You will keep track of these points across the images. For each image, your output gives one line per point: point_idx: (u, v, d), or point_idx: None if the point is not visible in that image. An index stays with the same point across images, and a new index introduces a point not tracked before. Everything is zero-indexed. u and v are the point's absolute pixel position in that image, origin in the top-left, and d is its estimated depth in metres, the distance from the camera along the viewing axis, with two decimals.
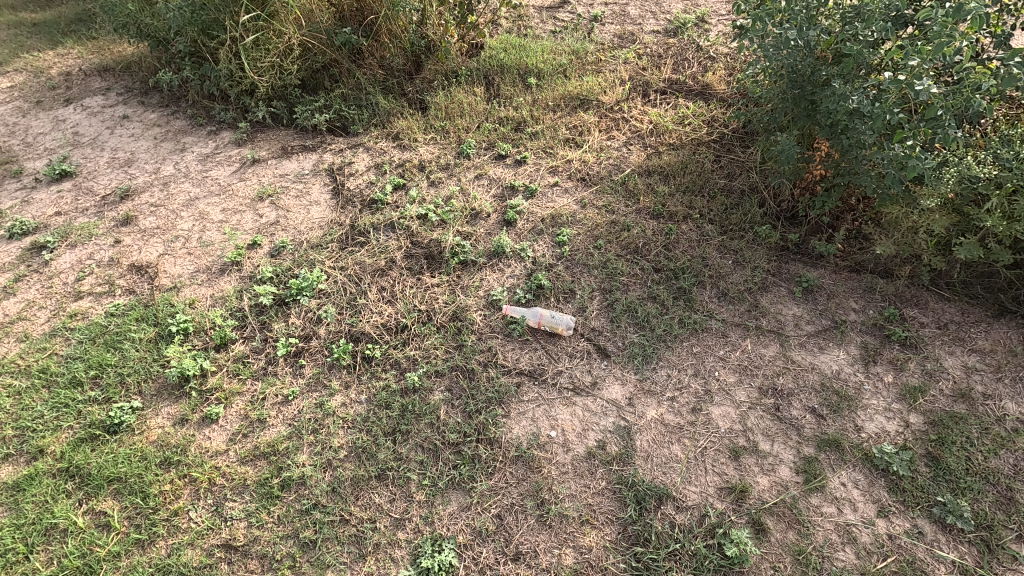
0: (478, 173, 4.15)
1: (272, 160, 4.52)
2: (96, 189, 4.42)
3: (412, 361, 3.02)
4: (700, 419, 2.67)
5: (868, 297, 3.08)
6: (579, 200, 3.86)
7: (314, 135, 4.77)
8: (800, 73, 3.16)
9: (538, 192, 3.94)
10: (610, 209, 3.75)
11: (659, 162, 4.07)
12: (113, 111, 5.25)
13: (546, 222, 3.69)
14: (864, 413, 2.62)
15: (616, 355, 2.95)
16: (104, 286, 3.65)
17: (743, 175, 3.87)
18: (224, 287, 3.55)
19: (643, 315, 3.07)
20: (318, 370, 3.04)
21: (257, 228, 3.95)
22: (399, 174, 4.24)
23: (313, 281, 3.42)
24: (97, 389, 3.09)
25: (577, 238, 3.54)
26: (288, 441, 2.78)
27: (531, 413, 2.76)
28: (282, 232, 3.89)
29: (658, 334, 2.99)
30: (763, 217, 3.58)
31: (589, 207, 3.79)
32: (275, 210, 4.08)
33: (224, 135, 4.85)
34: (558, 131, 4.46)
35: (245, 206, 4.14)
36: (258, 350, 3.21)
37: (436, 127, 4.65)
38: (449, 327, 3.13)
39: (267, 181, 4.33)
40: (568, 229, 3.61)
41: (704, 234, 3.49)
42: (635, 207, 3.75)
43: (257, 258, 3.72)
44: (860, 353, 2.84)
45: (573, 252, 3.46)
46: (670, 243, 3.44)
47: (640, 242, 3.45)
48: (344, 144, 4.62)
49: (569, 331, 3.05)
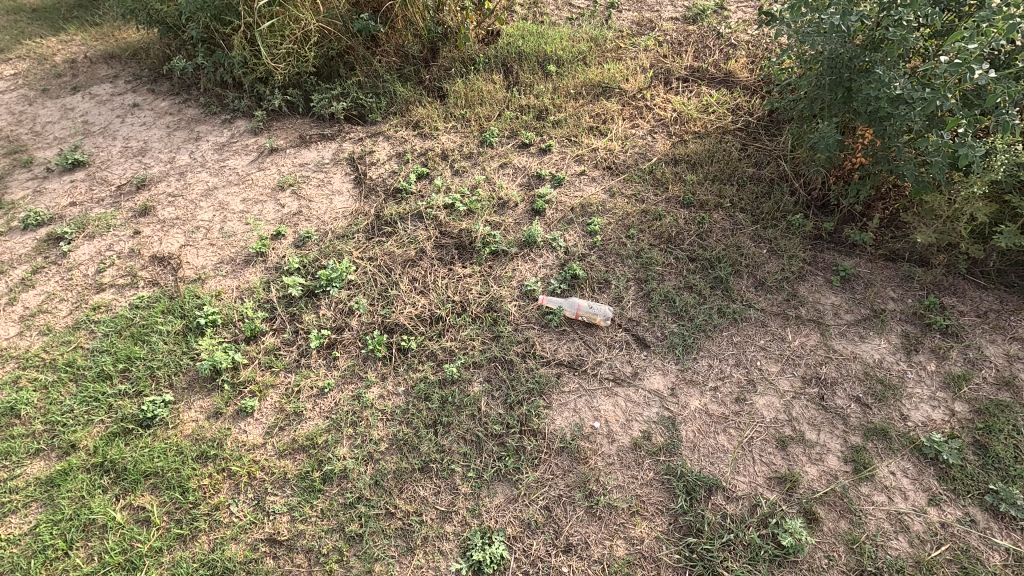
0: (503, 162, 4.10)
1: (290, 149, 4.44)
2: (110, 179, 4.33)
3: (449, 352, 2.98)
4: (745, 409, 2.66)
5: (906, 286, 3.07)
6: (607, 189, 3.82)
7: (332, 124, 4.69)
8: (838, 60, 3.13)
9: (566, 181, 3.89)
10: (640, 198, 3.72)
11: (685, 151, 4.04)
12: (122, 99, 5.14)
13: (575, 211, 3.65)
14: (908, 402, 2.61)
15: (655, 345, 2.92)
16: (127, 278, 3.58)
17: (771, 164, 3.85)
18: (250, 279, 3.50)
19: (681, 305, 3.05)
20: (353, 363, 3.00)
21: (280, 218, 3.89)
22: (421, 163, 4.19)
23: (343, 272, 3.37)
24: (127, 382, 3.03)
25: (608, 228, 3.51)
26: (327, 434, 2.75)
27: (574, 404, 2.74)
28: (306, 222, 3.84)
29: (697, 324, 2.97)
30: (794, 206, 3.56)
31: (618, 196, 3.75)
32: (296, 200, 4.02)
33: (240, 124, 4.76)
34: (581, 119, 4.41)
35: (266, 196, 4.06)
36: (289, 342, 3.16)
37: (457, 115, 4.59)
38: (485, 318, 3.09)
39: (286, 170, 4.26)
40: (599, 218, 3.57)
41: (736, 224, 3.47)
42: (665, 197, 3.72)
43: (282, 248, 3.67)
44: (901, 342, 2.83)
45: (605, 242, 3.43)
46: (703, 231, 3.42)
47: (673, 232, 3.42)
48: (363, 133, 4.54)
49: (607, 322, 3.03)
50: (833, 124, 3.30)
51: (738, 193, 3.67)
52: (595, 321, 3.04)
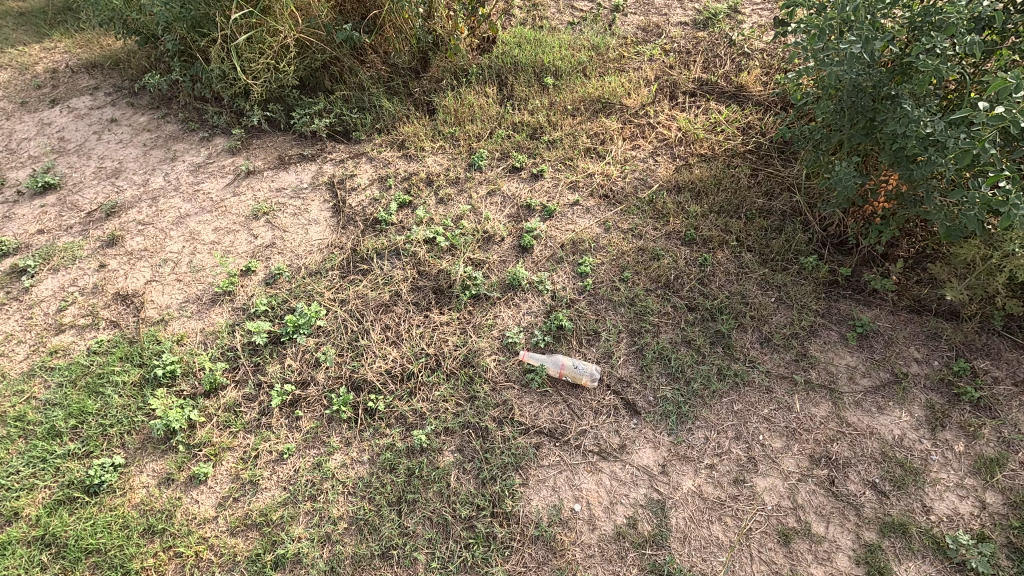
0: (490, 189, 3.79)
1: (268, 172, 4.19)
2: (80, 204, 4.13)
3: (419, 415, 2.72)
4: (743, 493, 2.36)
5: (932, 345, 2.73)
6: (602, 222, 3.51)
7: (314, 143, 4.42)
8: (861, 88, 2.77)
9: (557, 213, 3.59)
10: (637, 233, 3.40)
11: (689, 177, 3.70)
12: (100, 113, 4.92)
13: (566, 247, 3.35)
14: (932, 490, 2.30)
15: (646, 413, 2.64)
16: (88, 318, 3.38)
17: (783, 195, 3.50)
18: (215, 321, 3.28)
19: (676, 364, 2.75)
20: (316, 424, 2.77)
21: (251, 251, 3.65)
22: (404, 189, 3.90)
23: (311, 317, 3.12)
24: (77, 441, 2.83)
25: (600, 269, 3.21)
26: (283, 509, 2.52)
27: (552, 481, 2.47)
28: (278, 256, 3.60)
29: (694, 388, 2.67)
30: (808, 245, 3.21)
31: (614, 231, 3.44)
32: (270, 230, 3.77)
33: (218, 142, 4.51)
34: (578, 139, 4.08)
35: (239, 225, 3.83)
36: (251, 398, 2.93)
37: (445, 133, 4.28)
38: (461, 375, 2.83)
39: (262, 196, 4.01)
40: (591, 257, 3.27)
41: (742, 266, 3.14)
42: (665, 231, 3.40)
43: (251, 286, 3.44)
44: (925, 416, 2.50)
45: (596, 286, 3.13)
46: (705, 275, 3.10)
47: (671, 275, 3.11)
48: (345, 154, 4.27)
49: (593, 382, 2.74)
50: (853, 157, 2.95)
51: (745, 229, 3.34)
52: (579, 382, 2.76)
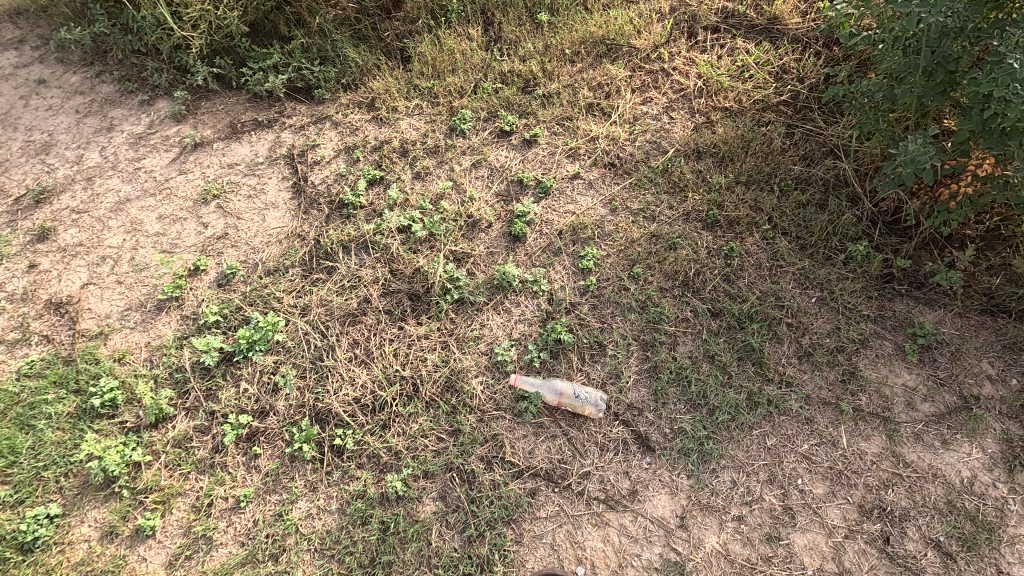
0: (475, 159, 3.21)
1: (218, 143, 3.61)
2: (7, 187, 3.57)
3: (394, 454, 2.33)
4: (778, 554, 1.98)
5: (1008, 359, 2.26)
6: (607, 201, 2.94)
7: (271, 104, 3.79)
8: (944, 30, 2.14)
9: (554, 189, 3.02)
10: (649, 214, 2.85)
11: (711, 140, 3.10)
12: (26, 72, 4.12)
13: (564, 235, 2.82)
14: (1009, 551, 1.90)
15: (661, 449, 2.22)
16: (18, 332, 2.94)
17: (825, 163, 2.91)
18: (161, 334, 2.86)
19: (697, 388, 2.30)
20: (277, 465, 2.39)
21: (201, 245, 3.16)
22: (375, 162, 3.33)
23: (267, 331, 2.69)
24: (8, 487, 2.46)
25: (606, 262, 2.69)
26: (242, 571, 2.20)
27: (551, 538, 2.10)
28: (232, 250, 3.11)
29: (718, 420, 2.23)
30: (857, 227, 2.67)
31: (622, 212, 2.88)
32: (222, 218, 3.26)
33: (161, 106, 3.88)
34: (578, 92, 3.42)
35: (186, 211, 3.30)
36: (203, 430, 2.55)
37: (422, 89, 3.62)
38: (442, 404, 2.41)
39: (212, 173, 3.45)
40: (594, 247, 2.74)
41: (777, 256, 2.61)
42: (683, 212, 2.85)
43: (201, 290, 2.98)
44: (999, 453, 2.07)
45: (601, 286, 2.63)
46: (733, 270, 2.58)
47: (691, 271, 2.59)
48: (306, 118, 3.65)
49: (599, 414, 2.32)
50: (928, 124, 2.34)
51: (778, 208, 2.79)
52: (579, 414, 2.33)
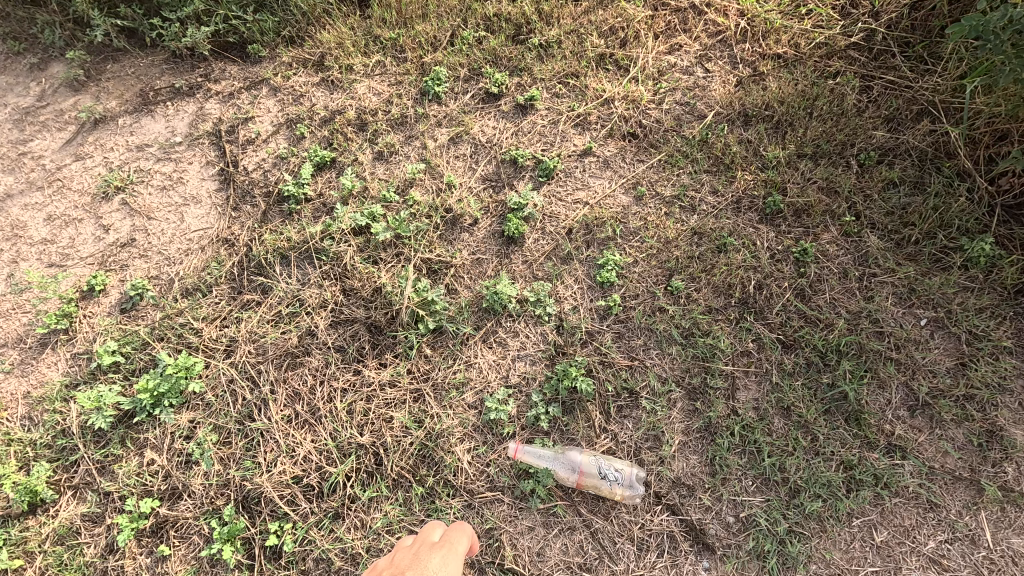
0: (454, 132, 2.48)
1: (125, 117, 2.80)
2: None
3: (353, 556, 1.73)
4: None
5: None
6: (630, 185, 2.23)
7: (194, 66, 2.95)
8: None
9: (559, 171, 2.29)
10: (687, 203, 2.14)
11: (763, 98, 2.34)
12: None
13: (574, 235, 2.11)
14: None
15: (721, 545, 1.63)
16: None
17: (918, 126, 2.19)
18: (46, 381, 2.16)
19: (769, 461, 1.66)
20: (193, 571, 1.79)
21: (99, 255, 2.43)
22: (325, 140, 2.58)
23: (178, 381, 1.99)
24: None
25: (633, 274, 2.00)
26: None
27: None
28: (141, 262, 2.39)
29: (800, 506, 1.62)
30: (970, 216, 1.98)
31: (651, 202, 2.17)
32: (127, 218, 2.51)
33: (55, 71, 2.98)
34: (585, 38, 2.60)
35: (83, 210, 2.55)
36: (96, 519, 1.89)
37: (383, 41, 2.80)
38: (417, 483, 1.77)
39: (117, 159, 2.68)
40: (615, 252, 2.04)
41: (869, 261, 1.91)
42: (732, 199, 2.13)
43: (98, 317, 2.27)
44: None
45: (627, 307, 1.94)
46: (808, 284, 1.88)
47: (751, 286, 1.90)
48: (237, 83, 2.84)
49: (637, 500, 1.68)
50: None
51: (860, 191, 2.08)
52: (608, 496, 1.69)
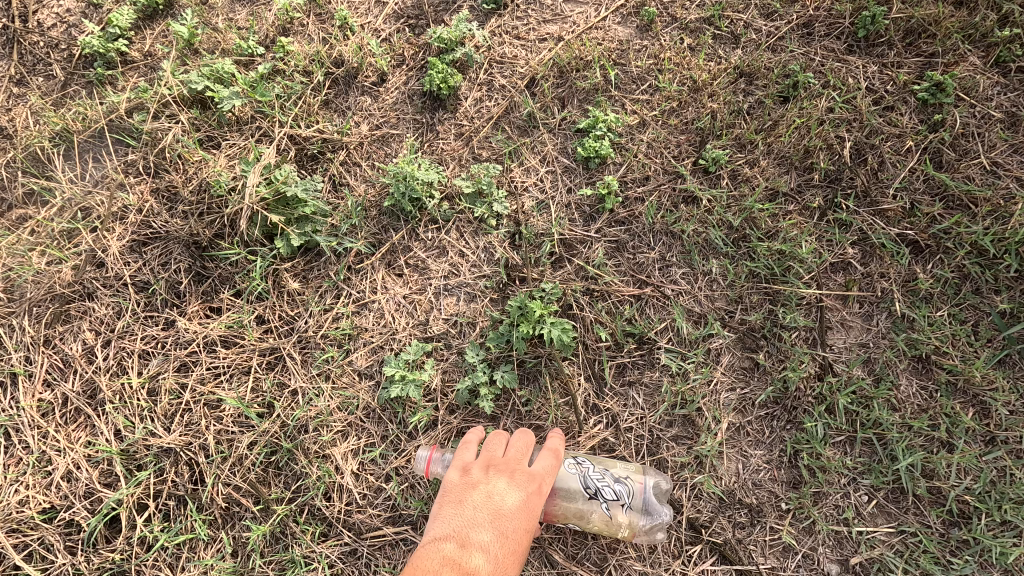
0: None
1: None
2: None
3: None
4: None
5: None
6: (637, 6, 1.32)
7: None
8: None
9: None
10: (728, 24, 1.27)
11: None
12: None
13: (539, 86, 1.29)
14: None
15: None
16: None
17: None
18: None
19: (902, 465, 0.96)
20: None
21: None
22: None
23: None
24: None
25: (642, 144, 1.19)
26: None
27: None
28: None
29: (953, 539, 0.93)
30: None
31: (669, 28, 1.29)
32: None
33: None
34: None
35: None
36: None
37: None
38: (271, 510, 1.02)
39: None
40: (609, 108, 1.24)
41: None
42: (798, 22, 1.25)
43: None
44: None
45: (629, 201, 1.15)
46: (947, 140, 1.07)
47: (847, 155, 1.10)
48: None
49: (660, 536, 0.97)
50: None
51: None
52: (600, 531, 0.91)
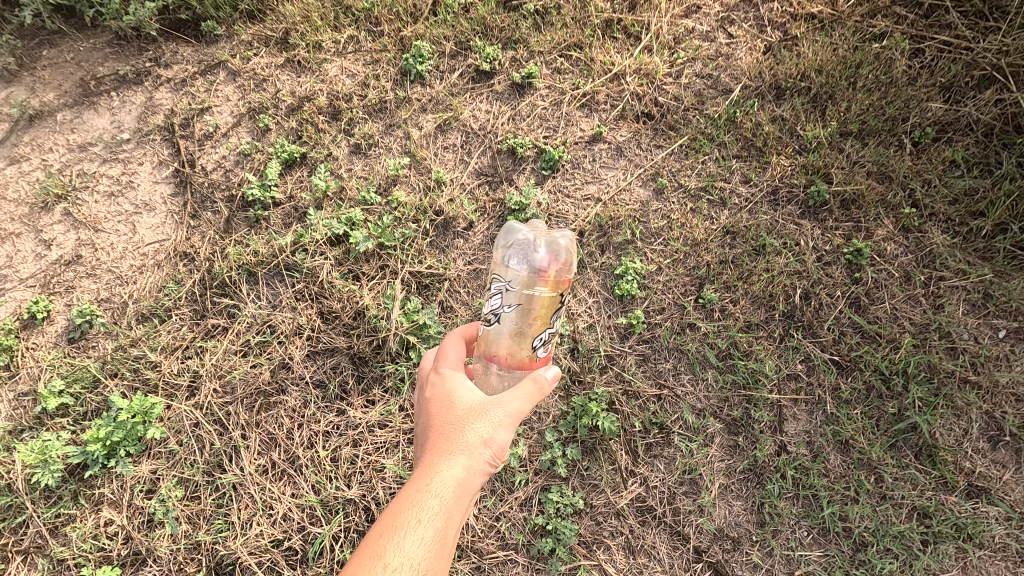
0: (441, 117, 2.13)
1: (67, 113, 2.43)
2: None
3: None
4: None
5: None
6: (649, 176, 1.91)
7: (137, 49, 2.48)
8: None
9: (566, 162, 1.97)
10: (715, 195, 1.84)
11: (797, 67, 2.03)
12: None
13: (585, 238, 1.78)
14: None
15: None
16: None
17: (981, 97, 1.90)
18: None
19: (829, 509, 1.49)
20: None
21: (41, 276, 2.12)
22: (292, 131, 2.23)
23: (134, 428, 1.73)
24: None
25: (659, 284, 1.71)
26: None
27: None
28: (88, 282, 2.10)
29: (863, 559, 1.47)
30: None
31: (674, 195, 1.86)
32: (71, 231, 2.20)
33: None
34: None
35: (19, 223, 2.22)
36: None
37: (354, 10, 2.37)
38: None
39: (58, 164, 2.33)
40: (637, 259, 1.74)
41: (935, 262, 1.64)
42: (768, 190, 1.83)
43: (43, 348, 1.99)
44: None
45: (651, 325, 1.68)
46: (862, 291, 1.62)
47: (798, 297, 1.64)
48: (190, 67, 2.43)
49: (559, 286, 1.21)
50: None
51: (917, 176, 1.75)
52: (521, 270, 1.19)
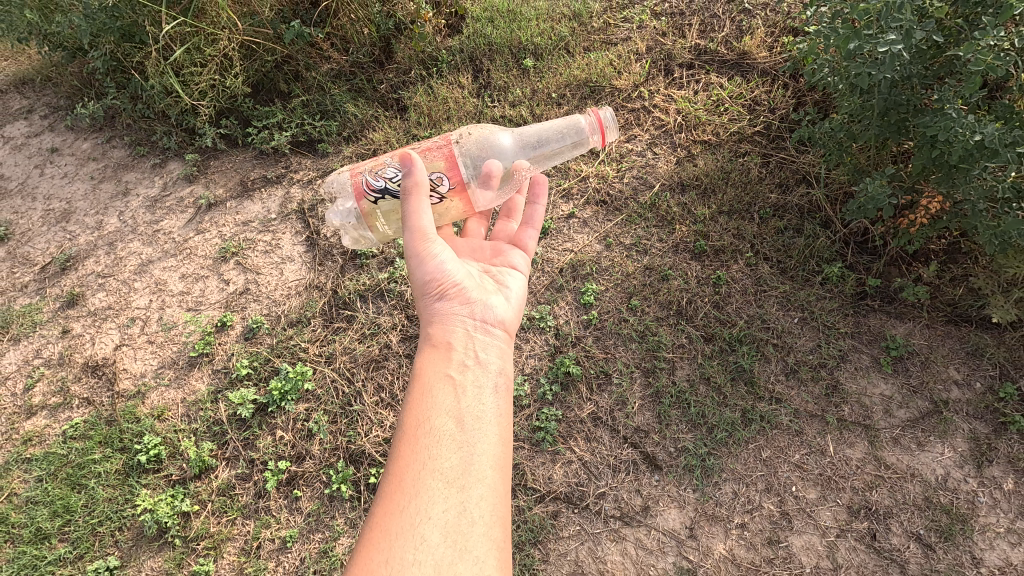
0: None
1: (231, 201, 3.75)
2: (31, 256, 3.66)
3: None
4: (779, 555, 2.32)
5: (973, 364, 2.62)
6: (602, 237, 3.14)
7: (277, 160, 3.88)
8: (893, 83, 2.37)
9: (552, 230, 3.18)
10: (642, 247, 3.06)
11: (694, 174, 3.26)
12: (69, 149, 4.12)
13: (565, 273, 3.01)
14: (982, 539, 2.31)
15: (668, 467, 2.49)
16: (59, 396, 3.13)
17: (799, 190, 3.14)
18: (195, 388, 3.07)
19: (695, 409, 2.57)
20: (318, 506, 2.72)
21: (224, 301, 3.38)
22: None
23: (297, 381, 2.95)
24: (66, 543, 2.73)
25: (606, 296, 2.92)
26: None
27: (575, 555, 2.38)
28: (255, 304, 3.33)
29: (718, 437, 2.51)
30: (830, 248, 2.92)
31: (616, 247, 3.08)
32: (241, 274, 3.47)
33: (173, 167, 3.95)
34: None
35: (207, 269, 3.51)
36: (245, 477, 2.80)
37: (421, 138, 3.77)
38: None
39: (229, 232, 3.63)
40: (594, 283, 2.97)
41: (762, 282, 2.87)
42: (671, 244, 3.05)
43: (228, 344, 3.18)
44: (969, 450, 2.46)
45: (601, 319, 2.86)
46: (720, 298, 2.84)
47: (684, 301, 2.84)
48: (313, 173, 3.80)
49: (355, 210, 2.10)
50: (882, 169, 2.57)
51: (756, 235, 3.02)
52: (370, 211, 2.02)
